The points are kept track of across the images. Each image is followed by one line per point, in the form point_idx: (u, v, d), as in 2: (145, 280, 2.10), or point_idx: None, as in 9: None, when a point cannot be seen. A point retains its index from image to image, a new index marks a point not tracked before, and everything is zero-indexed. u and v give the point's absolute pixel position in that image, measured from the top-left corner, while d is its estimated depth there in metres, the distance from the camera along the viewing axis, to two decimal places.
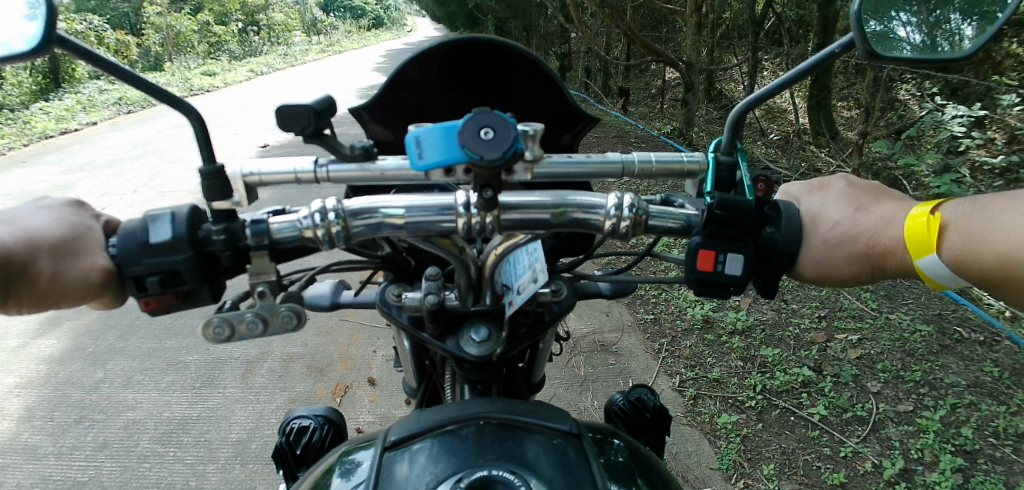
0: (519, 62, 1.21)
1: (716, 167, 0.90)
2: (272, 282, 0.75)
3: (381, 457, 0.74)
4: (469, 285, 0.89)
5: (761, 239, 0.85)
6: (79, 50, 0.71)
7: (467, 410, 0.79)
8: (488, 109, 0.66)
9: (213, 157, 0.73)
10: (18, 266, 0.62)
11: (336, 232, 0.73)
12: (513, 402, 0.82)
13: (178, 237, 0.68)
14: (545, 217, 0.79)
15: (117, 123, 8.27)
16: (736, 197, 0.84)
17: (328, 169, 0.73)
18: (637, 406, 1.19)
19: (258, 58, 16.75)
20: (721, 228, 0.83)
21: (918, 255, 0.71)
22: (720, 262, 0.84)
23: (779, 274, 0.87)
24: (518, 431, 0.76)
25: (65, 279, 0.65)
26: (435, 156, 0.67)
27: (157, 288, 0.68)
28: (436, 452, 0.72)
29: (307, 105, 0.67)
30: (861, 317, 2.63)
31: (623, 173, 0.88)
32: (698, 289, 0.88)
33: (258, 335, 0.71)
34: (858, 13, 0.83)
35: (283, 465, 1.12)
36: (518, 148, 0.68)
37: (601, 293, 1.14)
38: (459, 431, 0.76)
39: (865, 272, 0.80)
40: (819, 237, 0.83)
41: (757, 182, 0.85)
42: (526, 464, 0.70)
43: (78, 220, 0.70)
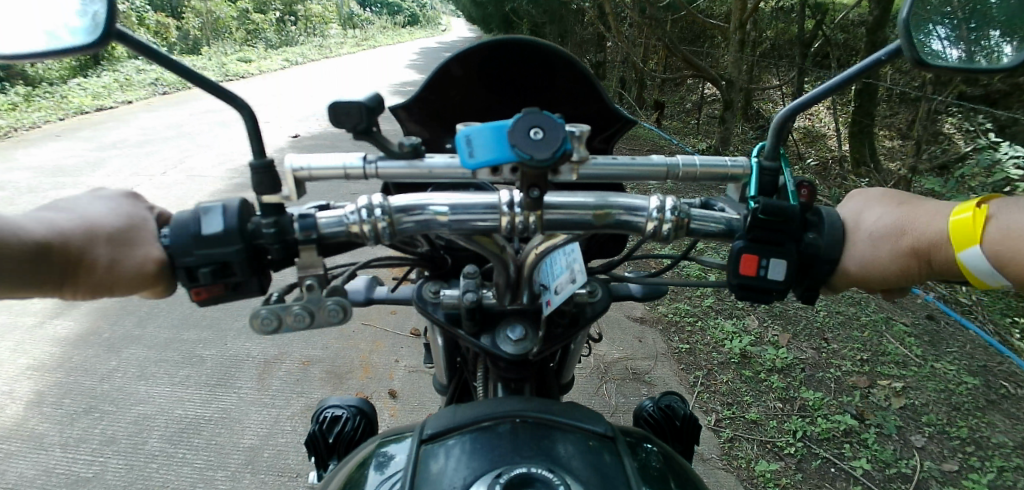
0: (561, 66, 1.16)
1: (759, 172, 0.85)
2: (320, 277, 0.74)
3: (417, 451, 0.78)
4: (508, 283, 0.89)
5: (803, 244, 0.82)
6: (134, 43, 0.69)
7: (502, 409, 0.83)
8: (538, 109, 0.63)
9: (263, 151, 0.71)
10: (76, 255, 0.64)
11: (382, 228, 0.73)
12: (548, 403, 0.85)
13: (230, 230, 0.68)
14: (587, 218, 0.77)
15: (152, 104, 8.42)
16: (781, 202, 0.81)
17: (377, 165, 0.72)
18: (666, 413, 1.14)
19: (291, 48, 16.95)
20: (763, 233, 0.80)
21: (959, 248, 0.68)
22: (762, 267, 0.81)
23: (821, 280, 0.84)
24: (554, 430, 0.79)
25: (120, 268, 0.67)
26: (484, 155, 0.64)
27: (207, 278, 0.69)
28: (473, 446, 0.76)
29: (360, 102, 0.66)
30: (906, 364, 2.54)
31: (666, 177, 0.84)
32: (739, 293, 0.85)
33: (305, 328, 0.72)
34: (905, 20, 0.81)
35: (316, 452, 1.11)
36: (568, 149, 0.65)
37: (632, 295, 1.09)
38: (495, 428, 0.79)
39: (911, 267, 0.76)
40: (864, 234, 0.80)
41: (801, 188, 0.83)
42: (560, 460, 0.73)
43: (135, 211, 0.71)
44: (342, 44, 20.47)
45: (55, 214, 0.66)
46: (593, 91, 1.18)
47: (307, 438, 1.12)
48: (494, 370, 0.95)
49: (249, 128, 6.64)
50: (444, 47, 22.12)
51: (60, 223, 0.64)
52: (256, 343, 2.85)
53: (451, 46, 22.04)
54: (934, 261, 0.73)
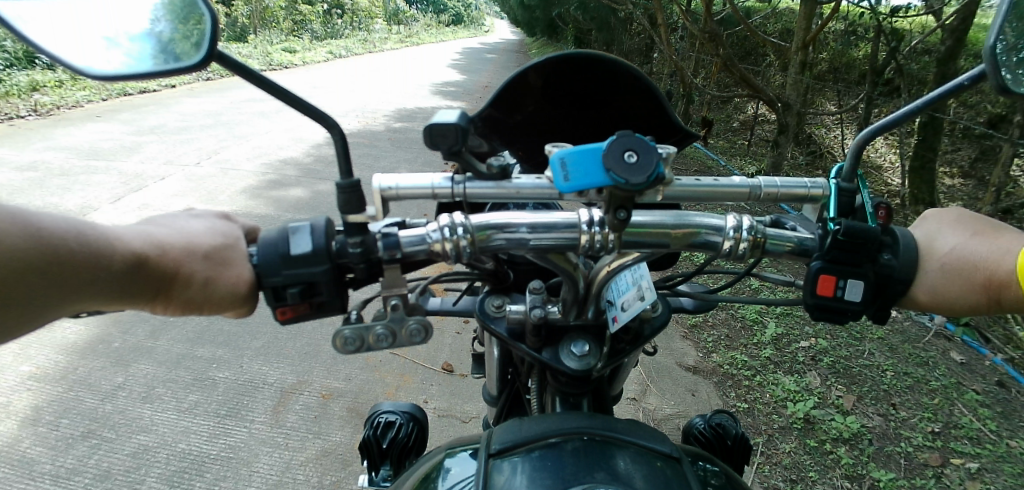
0: (629, 86, 1.14)
1: (837, 194, 0.93)
2: (403, 296, 0.77)
3: (486, 463, 0.85)
4: (576, 299, 0.94)
5: (879, 264, 0.90)
6: (232, 62, 0.70)
7: (569, 426, 0.89)
8: (630, 132, 0.69)
9: (350, 172, 0.71)
10: (175, 268, 0.64)
11: (464, 246, 0.75)
12: (611, 421, 0.92)
13: (318, 250, 0.70)
14: (666, 239, 0.88)
15: (196, 89, 8.60)
16: (861, 224, 0.88)
17: (465, 186, 0.76)
18: (717, 432, 1.15)
19: (336, 39, 17.22)
20: (842, 254, 0.88)
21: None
22: (839, 288, 0.90)
23: (894, 301, 0.91)
24: (619, 449, 0.87)
25: (213, 282, 0.67)
26: (576, 178, 0.70)
27: (296, 298, 0.70)
28: (543, 461, 0.82)
29: (455, 124, 0.70)
30: (981, 440, 2.41)
31: (747, 198, 0.93)
32: (816, 313, 0.93)
33: (386, 347, 0.76)
34: (993, 44, 0.83)
35: (369, 456, 1.13)
36: (659, 172, 0.71)
37: (683, 307, 1.13)
38: (563, 444, 0.86)
39: (981, 301, 0.84)
40: (935, 264, 0.88)
41: (879, 209, 0.90)
42: (627, 478, 0.80)
43: (229, 230, 0.73)
44: (383, 37, 20.68)
45: (156, 228, 0.67)
46: (659, 108, 1.15)
47: (360, 441, 1.14)
48: (553, 384, 0.99)
49: (289, 122, 6.72)
50: (485, 47, 22.13)
51: (162, 236, 0.65)
52: (281, 368, 2.88)
53: (492, 47, 22.06)
54: (1003, 300, 0.82)
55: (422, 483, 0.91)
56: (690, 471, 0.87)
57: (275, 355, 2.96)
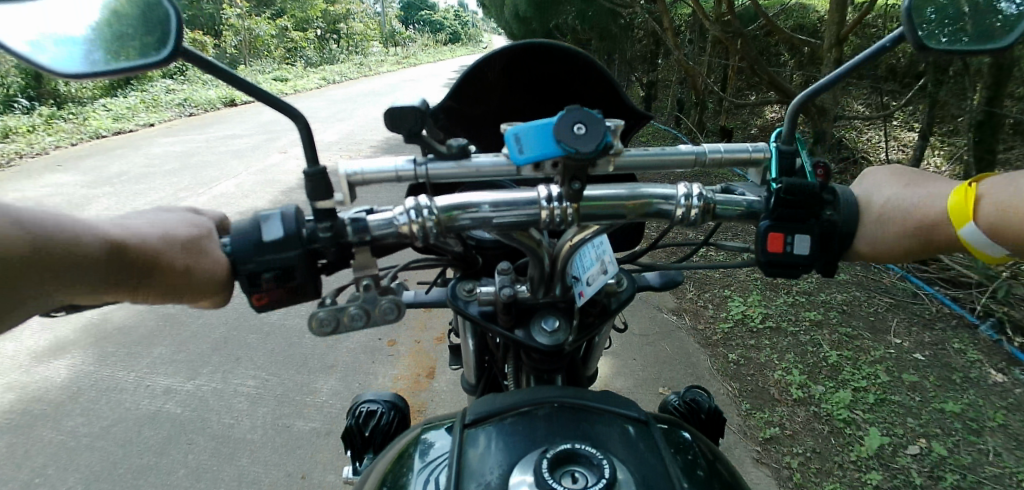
0: (582, 69, 1.20)
1: (777, 156, 0.91)
2: (374, 276, 0.84)
3: (462, 433, 0.89)
4: (542, 276, 0.97)
5: (823, 219, 0.88)
6: (197, 59, 0.77)
7: (542, 395, 0.93)
8: (580, 106, 0.74)
9: (317, 158, 0.79)
10: (154, 257, 0.72)
11: (430, 226, 0.80)
12: (583, 390, 0.96)
13: (289, 235, 0.78)
14: (622, 209, 0.87)
15: (196, 128, 8.83)
16: (801, 180, 0.88)
17: (427, 168, 0.79)
18: (692, 407, 1.17)
19: (335, 67, 17.59)
20: (787, 211, 0.88)
21: (958, 225, 0.73)
22: (788, 243, 0.88)
23: (837, 257, 0.90)
24: (590, 414, 0.90)
25: (188, 272, 0.75)
26: (531, 150, 0.75)
27: (270, 282, 0.79)
28: (515, 429, 0.86)
29: (416, 106, 0.75)
30: None
31: (694, 165, 0.93)
32: (769, 271, 0.92)
33: (361, 325, 0.80)
34: (907, 9, 0.87)
35: (351, 445, 1.17)
36: (607, 142, 0.75)
37: (652, 285, 1.13)
38: (535, 412, 0.90)
39: (917, 244, 0.81)
40: (874, 213, 0.87)
41: (816, 168, 0.88)
42: (597, 441, 0.84)
43: (202, 223, 0.82)
44: (380, 62, 21.10)
45: (136, 222, 0.75)
46: (611, 89, 1.20)
47: (343, 431, 1.18)
48: (528, 362, 1.04)
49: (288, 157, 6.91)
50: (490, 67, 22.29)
51: (143, 230, 0.74)
52: (282, 378, 2.90)
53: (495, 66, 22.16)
54: (937, 240, 0.79)
55: (401, 460, 0.95)
56: (659, 432, 0.89)
57: (275, 369, 2.98)
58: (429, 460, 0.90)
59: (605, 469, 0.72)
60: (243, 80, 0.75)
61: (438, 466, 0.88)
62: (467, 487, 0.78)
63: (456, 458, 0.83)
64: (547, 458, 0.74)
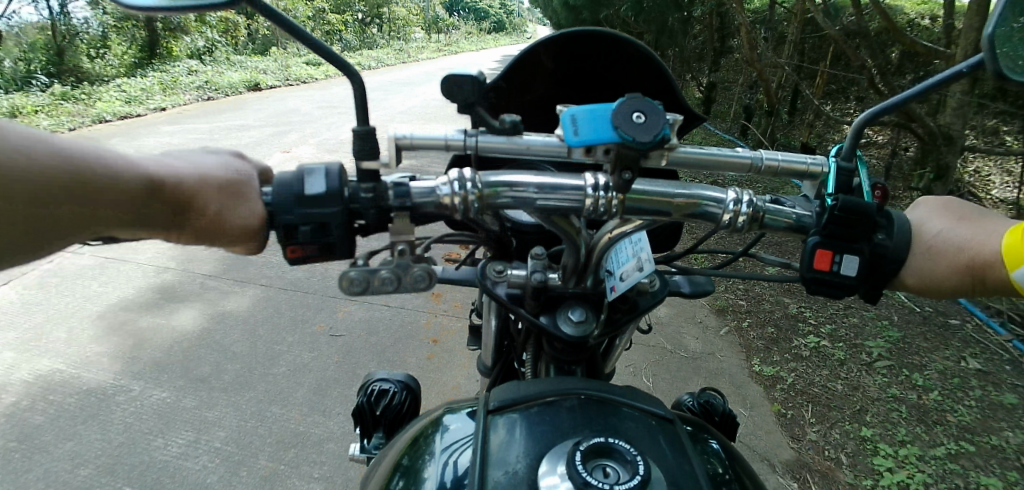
0: (640, 63, 1.18)
1: (836, 172, 0.82)
2: (409, 243, 0.78)
3: (486, 418, 0.83)
4: (576, 267, 0.93)
5: (875, 244, 0.84)
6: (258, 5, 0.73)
7: (568, 386, 0.89)
8: (638, 96, 0.69)
9: (367, 119, 0.76)
10: (188, 199, 0.70)
11: (472, 201, 0.76)
12: (609, 384, 0.91)
13: (331, 191, 0.73)
14: (669, 208, 0.81)
15: (214, 110, 8.85)
16: (857, 199, 0.81)
17: (478, 139, 0.74)
18: (705, 409, 1.15)
19: (363, 51, 17.27)
20: (839, 229, 0.82)
21: (1013, 267, 0.72)
22: (835, 262, 0.83)
23: (884, 283, 0.86)
24: (617, 409, 0.86)
25: (222, 217, 0.73)
26: (586, 133, 0.67)
27: (307, 236, 0.74)
28: (541, 418, 0.82)
29: (476, 78, 0.72)
30: None
31: (749, 171, 0.83)
32: (811, 289, 0.87)
33: (391, 290, 0.76)
34: (992, 35, 0.84)
35: (361, 423, 1.15)
36: (666, 135, 0.69)
37: (681, 290, 1.11)
38: (561, 403, 0.86)
39: (965, 283, 0.79)
40: (922, 245, 0.84)
41: (874, 189, 0.84)
42: (626, 437, 0.80)
43: (242, 168, 0.79)
44: (399, 52, 21.02)
45: (176, 161, 0.73)
46: (667, 84, 1.18)
47: (354, 408, 1.15)
48: (549, 352, 0.99)
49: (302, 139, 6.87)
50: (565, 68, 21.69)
51: (181, 169, 0.72)
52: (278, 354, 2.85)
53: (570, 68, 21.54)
54: (986, 281, 0.77)
55: (417, 444, 0.92)
56: (686, 435, 0.86)
57: (271, 347, 2.91)
58: (449, 444, 0.87)
59: (642, 468, 0.68)
60: (310, 36, 0.74)
61: (457, 454, 0.83)
62: (491, 475, 0.73)
63: (480, 443, 0.79)
64: (581, 449, 0.70)
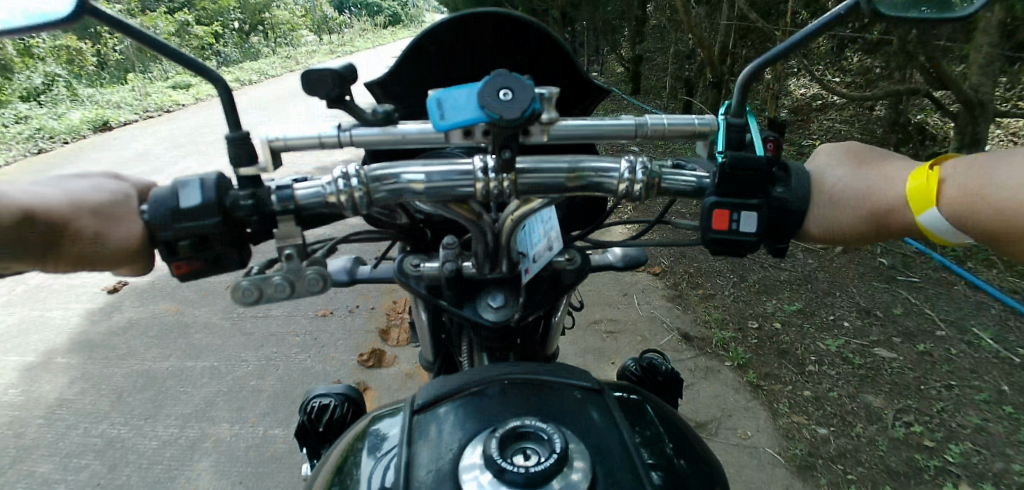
0: (536, 40, 1.15)
1: (725, 130, 0.84)
2: (298, 247, 0.77)
3: (411, 419, 0.85)
4: (487, 253, 0.91)
5: (772, 198, 0.85)
6: (110, 19, 0.70)
7: (493, 373, 0.90)
8: (507, 71, 0.67)
9: (238, 124, 0.72)
10: (60, 224, 0.67)
11: (359, 197, 0.76)
12: (535, 365, 0.93)
13: (207, 202, 0.72)
14: (561, 180, 0.81)
15: (147, 122, 8.37)
16: (749, 154, 0.82)
17: (352, 133, 0.73)
18: (649, 369, 1.17)
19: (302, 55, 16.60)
20: (734, 186, 0.82)
21: (919, 211, 0.69)
22: (734, 221, 0.83)
23: (790, 235, 0.87)
24: (543, 388, 0.87)
25: (101, 241, 0.70)
26: (453, 116, 0.68)
27: (188, 251, 0.72)
28: (467, 409, 0.83)
29: (333, 70, 0.69)
30: None
31: (635, 136, 0.83)
32: (714, 249, 0.88)
33: (285, 298, 0.75)
34: None
35: (308, 443, 1.14)
36: (536, 108, 0.69)
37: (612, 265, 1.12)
38: (487, 390, 0.87)
39: (872, 230, 0.81)
40: (826, 195, 0.84)
41: (767, 142, 0.84)
42: (551, 414, 0.82)
43: (119, 188, 0.76)
44: (342, 46, 20.34)
45: (42, 186, 0.69)
46: (566, 59, 1.16)
47: (296, 427, 1.13)
48: (477, 340, 1.01)
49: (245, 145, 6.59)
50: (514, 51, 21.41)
51: (48, 194, 0.68)
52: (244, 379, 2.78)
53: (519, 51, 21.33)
54: (891, 224, 0.78)
55: (354, 449, 0.92)
56: (613, 402, 0.88)
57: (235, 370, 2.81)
58: (381, 451, 0.86)
59: (557, 445, 0.69)
60: (168, 45, 0.70)
61: (387, 456, 0.83)
62: (417, 475, 0.74)
63: (406, 446, 0.80)
64: (498, 436, 0.71)
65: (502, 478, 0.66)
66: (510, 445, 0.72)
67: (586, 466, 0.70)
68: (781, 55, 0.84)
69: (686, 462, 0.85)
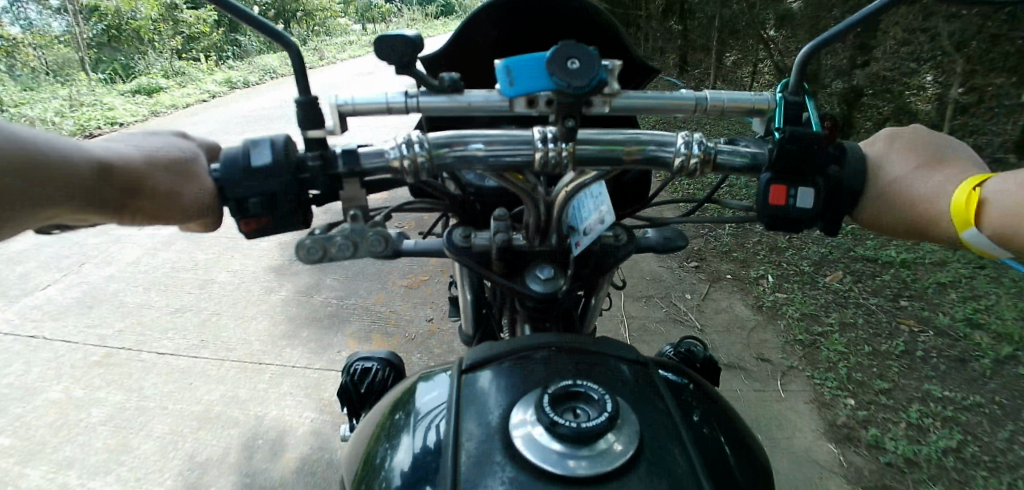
0: (586, 12, 1.16)
1: (783, 106, 0.84)
2: (362, 209, 0.81)
3: (460, 378, 0.87)
4: (538, 225, 0.94)
5: (827, 176, 0.85)
6: None
7: (539, 340, 0.92)
8: (574, 41, 0.70)
9: (309, 88, 0.76)
10: (137, 179, 0.70)
11: (421, 162, 0.78)
12: (581, 336, 0.94)
13: (278, 162, 0.75)
14: (618, 155, 0.83)
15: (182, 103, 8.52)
16: (807, 129, 0.82)
17: (419, 100, 0.76)
18: (686, 355, 1.17)
19: (334, 36, 16.64)
20: (790, 163, 0.83)
21: (981, 181, 0.71)
22: (791, 196, 0.83)
23: (843, 214, 0.88)
24: (588, 356, 0.89)
25: (174, 197, 0.74)
26: (521, 82, 0.71)
27: (257, 208, 0.76)
28: (514, 371, 0.85)
29: (406, 36, 0.71)
30: None
31: (693, 111, 0.84)
32: (767, 225, 0.87)
33: (348, 257, 0.78)
34: None
35: (348, 402, 1.16)
36: (603, 78, 0.72)
37: (652, 244, 1.12)
38: (534, 355, 0.89)
39: (915, 229, 0.79)
40: (874, 190, 0.84)
41: (825, 120, 0.84)
42: (598, 380, 0.83)
43: (188, 146, 0.79)
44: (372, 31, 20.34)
45: (120, 143, 0.73)
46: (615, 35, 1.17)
47: (339, 389, 1.17)
48: (523, 311, 1.03)
49: (275, 130, 6.71)
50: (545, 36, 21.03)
51: (125, 151, 0.71)
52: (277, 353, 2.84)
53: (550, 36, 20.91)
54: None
55: (398, 406, 0.95)
56: (657, 374, 0.89)
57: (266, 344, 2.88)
58: (428, 409, 0.88)
59: (608, 404, 0.70)
60: (248, 12, 0.74)
61: (437, 412, 0.86)
62: (467, 429, 0.77)
63: (455, 404, 0.82)
64: (549, 394, 0.73)
65: (554, 432, 0.68)
66: (561, 404, 0.74)
67: (633, 429, 0.71)
68: (843, 33, 0.82)
69: (729, 444, 0.84)
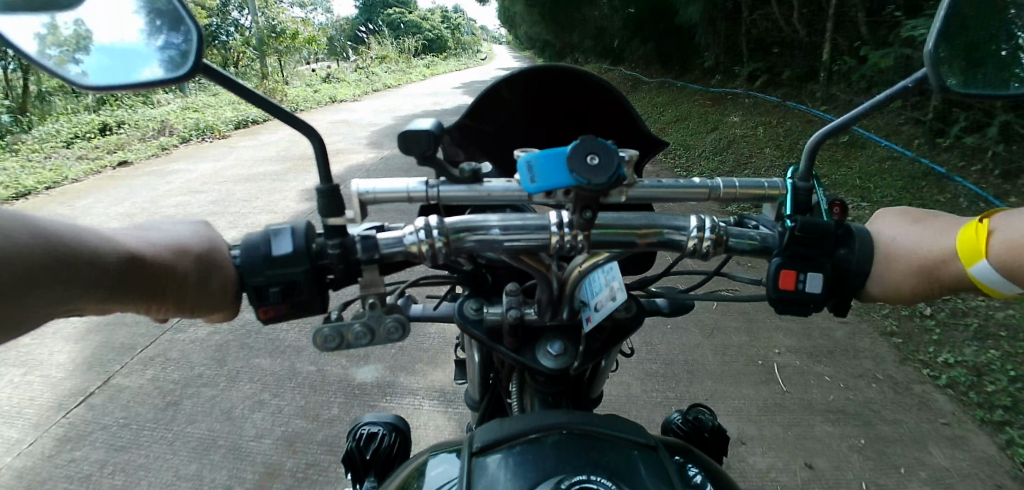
0: (600, 91, 1.18)
1: (793, 192, 0.87)
2: (380, 294, 0.81)
3: (469, 462, 0.87)
4: (550, 300, 0.93)
5: (836, 259, 0.87)
6: (219, 76, 0.75)
7: (549, 421, 0.91)
8: (593, 136, 0.71)
9: (330, 177, 0.77)
10: (168, 269, 0.70)
11: (439, 248, 0.79)
12: (591, 416, 0.94)
13: (298, 251, 0.75)
14: (633, 238, 0.84)
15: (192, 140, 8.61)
16: (817, 219, 0.85)
17: (439, 190, 0.77)
18: (695, 424, 1.18)
19: (345, 81, 17.03)
20: (802, 248, 0.84)
21: (970, 262, 0.74)
22: (800, 281, 0.85)
23: (851, 296, 0.90)
24: (597, 440, 0.88)
25: (203, 284, 0.75)
26: (541, 177, 0.72)
27: (276, 296, 0.76)
28: (524, 457, 0.84)
29: (429, 130, 0.72)
30: None
31: (708, 197, 0.86)
32: (779, 308, 0.89)
33: (365, 344, 0.79)
34: (932, 49, 0.85)
35: (352, 469, 1.16)
36: (621, 173, 0.72)
37: (661, 310, 1.13)
38: (543, 438, 0.88)
39: (923, 284, 0.82)
40: (881, 251, 0.87)
41: (833, 205, 0.86)
42: (609, 469, 0.82)
43: (212, 233, 0.80)
44: (369, 72, 20.53)
45: (150, 231, 0.73)
46: (629, 114, 1.19)
47: (343, 454, 1.17)
48: (532, 383, 1.03)
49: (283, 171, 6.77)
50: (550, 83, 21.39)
51: (157, 241, 0.72)
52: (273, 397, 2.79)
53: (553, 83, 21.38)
54: (946, 275, 0.79)
55: (407, 484, 0.94)
56: (666, 459, 0.89)
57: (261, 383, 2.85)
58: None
59: None
60: (270, 100, 0.75)
61: None
62: None
63: (466, 487, 0.82)
64: None
65: None
66: None
67: None
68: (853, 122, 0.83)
69: None
